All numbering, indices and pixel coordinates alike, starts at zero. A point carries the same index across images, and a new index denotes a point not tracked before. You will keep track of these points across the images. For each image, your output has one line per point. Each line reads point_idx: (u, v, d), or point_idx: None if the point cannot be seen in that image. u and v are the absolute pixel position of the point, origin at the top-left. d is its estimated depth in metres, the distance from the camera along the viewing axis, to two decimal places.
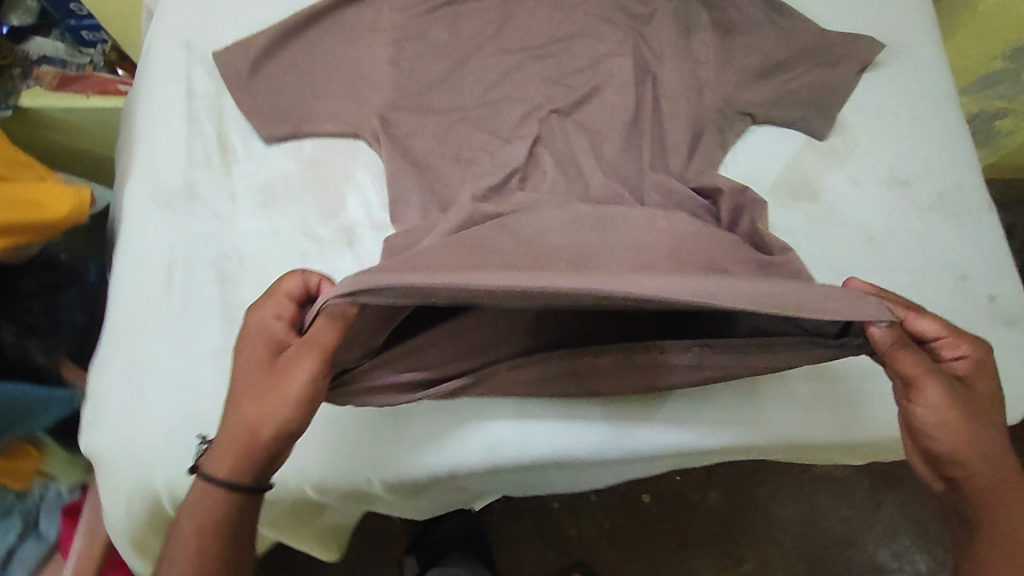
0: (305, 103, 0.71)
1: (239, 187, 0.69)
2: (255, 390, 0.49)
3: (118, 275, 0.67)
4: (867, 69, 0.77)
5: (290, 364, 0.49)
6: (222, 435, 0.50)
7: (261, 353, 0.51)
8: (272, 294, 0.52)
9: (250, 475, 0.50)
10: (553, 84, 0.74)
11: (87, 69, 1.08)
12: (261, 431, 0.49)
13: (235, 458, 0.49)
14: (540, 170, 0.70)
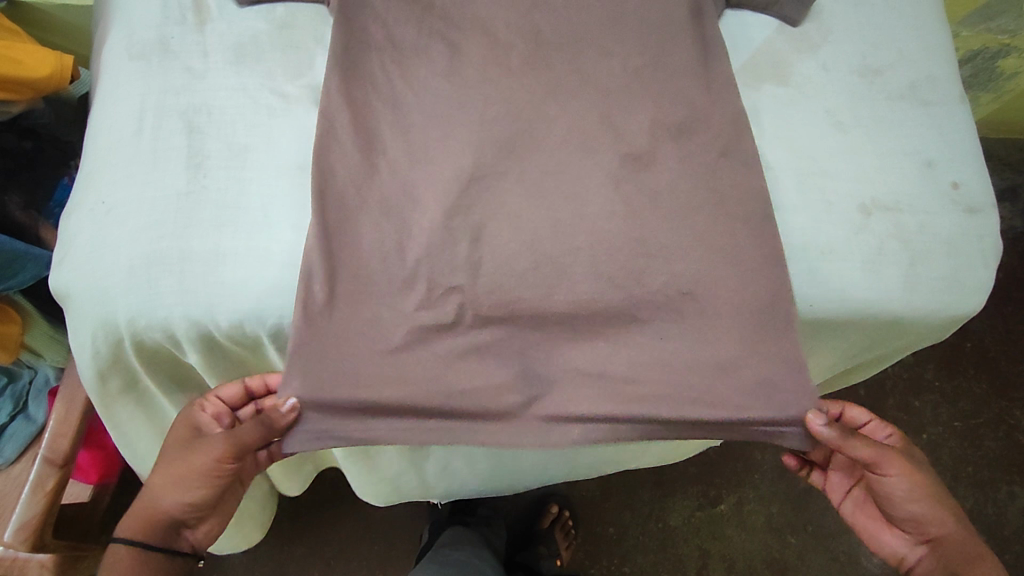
0: None
1: (210, 44, 0.71)
2: (171, 463, 0.64)
3: (93, 123, 0.69)
4: None
5: (195, 466, 0.63)
6: (141, 504, 0.65)
7: (175, 451, 0.64)
8: (198, 405, 0.65)
9: (156, 532, 0.65)
10: None
11: None
12: (172, 492, 0.64)
13: (151, 511, 0.65)
14: (503, 42, 0.71)
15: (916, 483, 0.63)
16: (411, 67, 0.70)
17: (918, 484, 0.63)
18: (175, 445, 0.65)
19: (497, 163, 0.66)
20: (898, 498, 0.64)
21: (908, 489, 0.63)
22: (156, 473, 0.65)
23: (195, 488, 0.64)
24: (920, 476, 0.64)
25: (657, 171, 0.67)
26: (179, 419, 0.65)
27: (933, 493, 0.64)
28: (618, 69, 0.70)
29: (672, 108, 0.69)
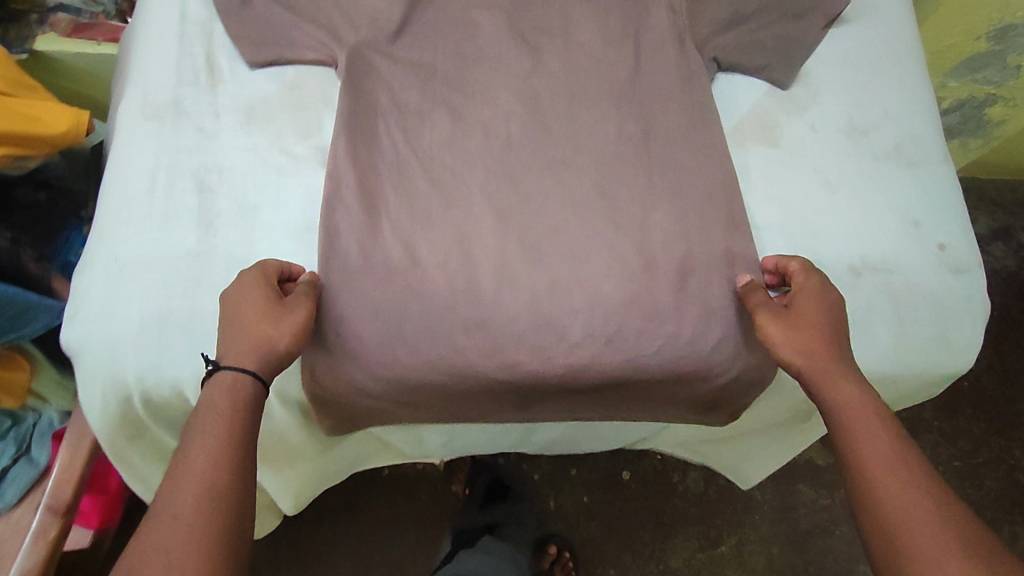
0: (288, 31, 0.76)
1: (222, 104, 0.73)
2: (256, 305, 0.59)
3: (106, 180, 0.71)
4: (833, 24, 0.79)
5: (289, 326, 0.60)
6: (233, 352, 0.58)
7: (260, 305, 0.60)
8: (264, 278, 0.62)
9: (247, 395, 0.56)
10: (522, 32, 0.78)
11: (97, 16, 1.20)
12: (275, 338, 0.59)
13: (255, 356, 0.58)
14: (504, 106, 0.74)
15: (794, 343, 0.60)
16: (416, 132, 0.73)
17: (798, 346, 0.60)
18: (260, 302, 0.60)
19: (495, 227, 0.69)
20: (777, 345, 0.61)
21: (780, 339, 0.61)
22: (242, 324, 0.59)
23: (291, 328, 0.60)
24: (802, 339, 0.60)
25: (649, 233, 0.70)
26: (253, 275, 0.62)
27: (811, 343, 0.60)
28: (615, 130, 0.73)
29: (664, 172, 0.72)
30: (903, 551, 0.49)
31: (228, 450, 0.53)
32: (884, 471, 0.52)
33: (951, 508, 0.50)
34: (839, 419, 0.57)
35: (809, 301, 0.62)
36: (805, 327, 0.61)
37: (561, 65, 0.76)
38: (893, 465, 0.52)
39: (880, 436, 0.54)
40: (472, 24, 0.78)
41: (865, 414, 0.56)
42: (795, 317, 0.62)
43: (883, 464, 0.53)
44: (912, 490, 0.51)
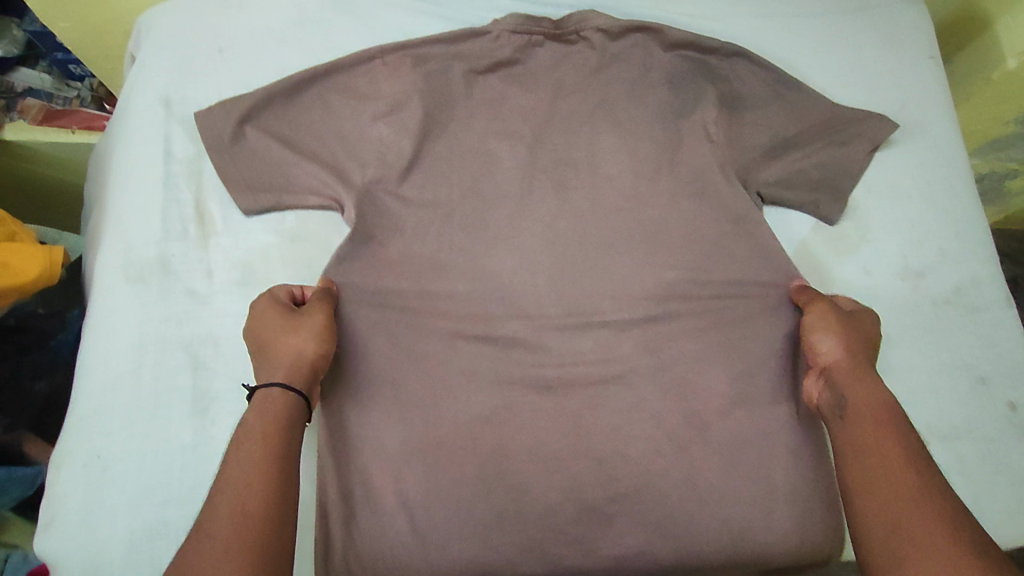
0: (287, 171, 0.69)
1: (216, 262, 0.66)
2: (277, 323, 0.58)
3: (86, 352, 0.63)
4: (879, 148, 0.73)
5: (309, 330, 0.58)
6: (266, 373, 0.56)
7: (280, 319, 0.59)
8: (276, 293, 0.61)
9: (290, 408, 0.54)
10: (543, 166, 0.71)
11: (71, 101, 1.11)
12: (304, 348, 0.57)
13: (288, 368, 0.56)
14: (526, 253, 0.68)
15: (845, 342, 0.59)
16: (435, 288, 0.67)
17: (841, 341, 0.59)
18: (280, 318, 0.59)
19: (528, 399, 0.64)
20: (812, 333, 0.61)
21: (833, 340, 0.59)
22: (269, 344, 0.57)
23: (312, 333, 0.58)
24: (854, 337, 0.59)
25: (697, 398, 0.64)
26: (267, 300, 0.60)
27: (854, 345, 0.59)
28: (653, 280, 0.68)
29: (708, 327, 0.66)
30: (903, 532, 0.44)
31: (271, 456, 0.49)
32: (879, 461, 0.49)
33: (949, 497, 0.46)
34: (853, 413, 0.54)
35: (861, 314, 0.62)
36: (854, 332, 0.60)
37: (589, 203, 0.70)
38: (888, 452, 0.49)
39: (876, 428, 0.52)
40: (490, 155, 0.71)
41: (875, 411, 0.53)
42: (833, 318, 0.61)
43: (881, 450, 0.50)
44: (904, 474, 0.47)
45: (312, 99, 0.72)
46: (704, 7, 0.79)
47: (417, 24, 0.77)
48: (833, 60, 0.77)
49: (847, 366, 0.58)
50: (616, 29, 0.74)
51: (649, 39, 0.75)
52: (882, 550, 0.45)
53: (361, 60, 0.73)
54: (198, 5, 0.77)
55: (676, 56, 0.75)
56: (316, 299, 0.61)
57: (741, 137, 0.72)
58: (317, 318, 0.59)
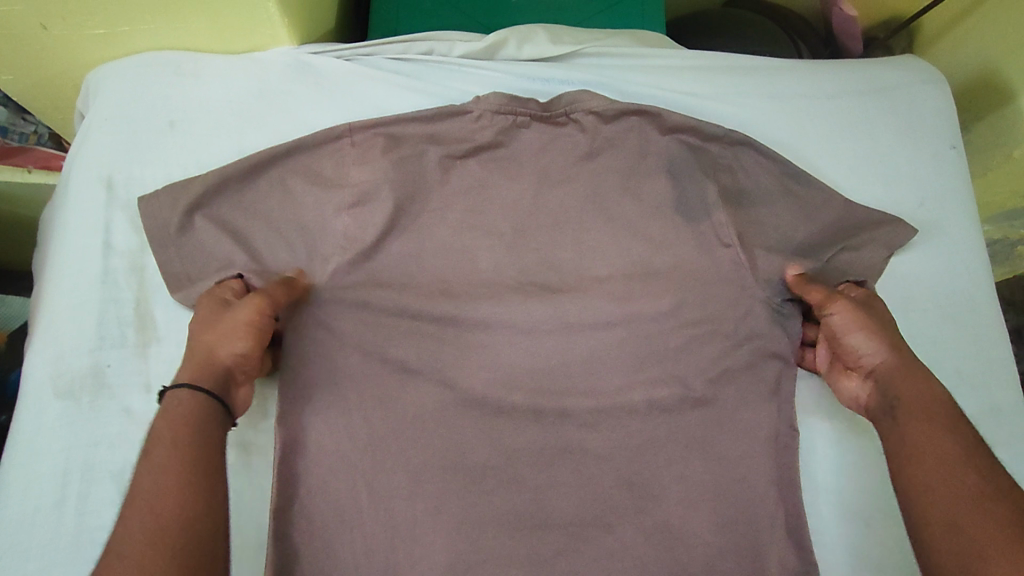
0: (238, 269, 0.62)
1: (156, 375, 0.59)
2: (201, 321, 0.55)
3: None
4: (896, 253, 0.67)
5: (226, 328, 0.54)
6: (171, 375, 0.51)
7: (205, 319, 0.55)
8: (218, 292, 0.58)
9: (207, 407, 0.49)
10: (525, 265, 0.65)
11: (28, 138, 0.97)
12: (221, 348, 0.53)
13: (198, 365, 0.51)
14: (504, 367, 0.62)
15: (875, 337, 0.56)
16: (399, 406, 0.59)
17: (870, 335, 0.57)
18: (203, 315, 0.55)
19: (498, 541, 0.57)
20: (840, 332, 0.58)
21: (864, 336, 0.56)
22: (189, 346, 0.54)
23: (230, 328, 0.54)
24: (881, 331, 0.57)
25: (686, 543, 0.58)
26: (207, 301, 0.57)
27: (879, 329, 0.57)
28: (641, 398, 0.61)
29: (699, 456, 0.60)
30: (951, 531, 0.43)
31: (184, 463, 0.44)
32: (933, 454, 0.47)
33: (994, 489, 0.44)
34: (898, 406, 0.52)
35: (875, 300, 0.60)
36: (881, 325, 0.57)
37: (575, 310, 0.64)
38: (945, 445, 0.48)
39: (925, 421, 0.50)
40: (467, 253, 0.65)
41: (926, 407, 0.51)
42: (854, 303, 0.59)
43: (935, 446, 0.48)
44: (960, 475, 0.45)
45: (270, 182, 0.65)
46: (708, 84, 0.72)
47: (394, 98, 0.70)
48: (847, 148, 0.71)
49: (891, 362, 0.55)
50: (609, 113, 0.67)
51: (647, 123, 0.68)
52: (941, 557, 0.43)
53: (327, 138, 0.65)
54: (150, 69, 0.70)
55: (677, 141, 0.68)
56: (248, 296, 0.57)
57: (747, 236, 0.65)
58: (246, 314, 0.54)
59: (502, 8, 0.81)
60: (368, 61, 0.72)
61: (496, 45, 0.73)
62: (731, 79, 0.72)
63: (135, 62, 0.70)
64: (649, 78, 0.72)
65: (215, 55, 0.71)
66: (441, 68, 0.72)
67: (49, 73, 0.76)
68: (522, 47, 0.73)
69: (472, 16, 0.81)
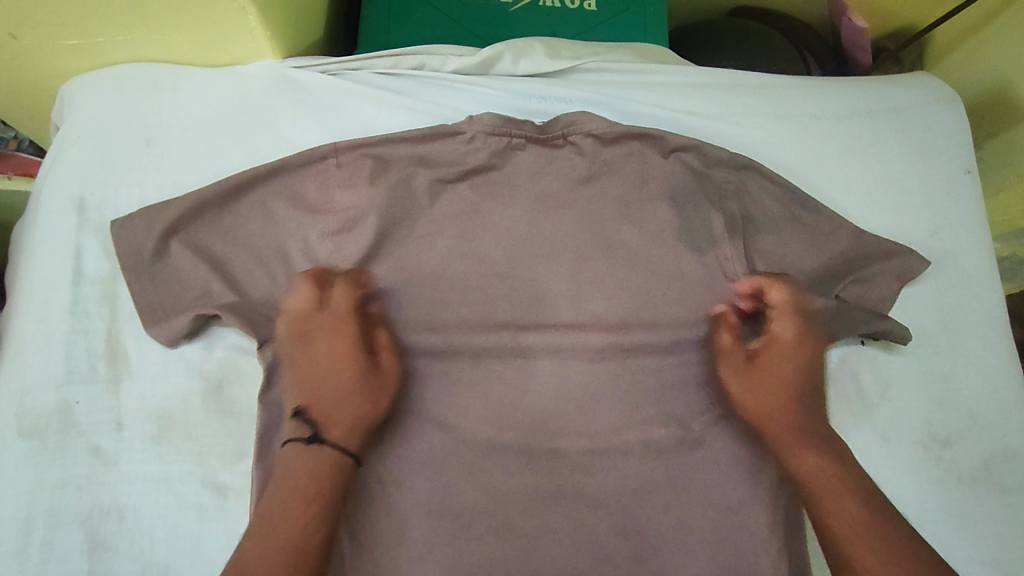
0: (215, 298, 0.58)
1: (126, 411, 0.55)
2: (343, 363, 0.56)
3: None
4: (906, 286, 0.64)
5: (378, 389, 0.57)
6: (330, 420, 0.53)
7: (346, 345, 0.58)
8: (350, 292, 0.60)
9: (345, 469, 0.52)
10: (518, 296, 0.62)
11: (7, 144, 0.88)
12: (380, 404, 0.57)
13: (350, 426, 0.54)
14: (495, 403, 0.59)
15: (758, 396, 0.59)
16: (385, 446, 0.56)
17: (759, 394, 0.59)
18: (336, 332, 0.57)
19: None
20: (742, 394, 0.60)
21: (746, 398, 0.59)
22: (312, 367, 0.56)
23: (387, 392, 0.57)
24: (762, 387, 0.59)
25: None
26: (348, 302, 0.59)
27: (780, 388, 0.59)
28: (638, 438, 0.58)
29: (700, 501, 0.57)
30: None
31: (317, 520, 0.47)
32: (838, 516, 0.51)
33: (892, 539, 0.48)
34: (796, 481, 0.56)
35: (780, 352, 0.60)
36: (757, 377, 0.60)
37: (569, 343, 0.61)
38: (843, 509, 0.51)
39: (821, 483, 0.53)
40: (456, 283, 0.62)
41: (815, 469, 0.54)
42: (763, 358, 0.60)
43: (837, 510, 0.51)
44: (881, 553, 0.48)
45: (250, 206, 0.62)
46: (713, 102, 0.69)
47: (383, 115, 0.67)
48: (857, 172, 0.67)
49: (772, 418, 0.58)
50: (608, 137, 0.65)
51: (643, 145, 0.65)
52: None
53: (313, 159, 0.62)
54: (127, 82, 0.66)
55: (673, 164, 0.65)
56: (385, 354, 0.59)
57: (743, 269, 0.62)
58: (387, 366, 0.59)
59: (496, 16, 0.77)
60: (355, 76, 0.68)
61: (491, 60, 0.69)
62: (737, 99, 0.69)
63: (110, 74, 0.66)
64: (651, 97, 0.69)
65: (196, 68, 0.67)
66: (432, 84, 0.68)
67: (21, 85, 0.72)
68: (518, 62, 0.70)
69: (464, 26, 0.77)
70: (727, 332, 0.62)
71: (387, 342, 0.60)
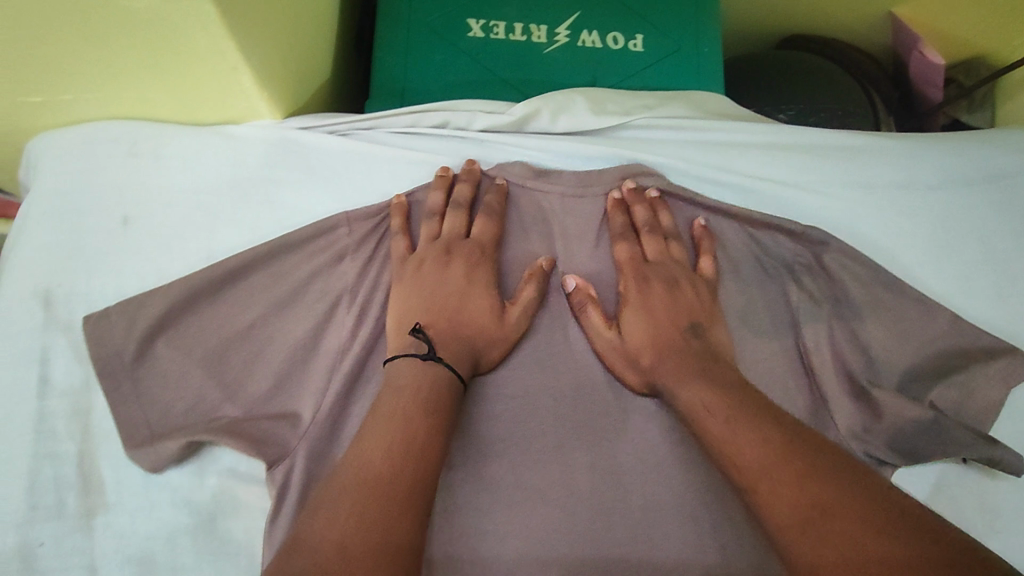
0: (209, 410, 0.50)
1: (102, 555, 0.47)
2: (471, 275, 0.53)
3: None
4: (1010, 392, 0.55)
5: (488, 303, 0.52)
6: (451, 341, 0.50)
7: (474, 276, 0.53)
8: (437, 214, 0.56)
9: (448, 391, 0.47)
10: (563, 399, 0.53)
11: None
12: (505, 335, 0.52)
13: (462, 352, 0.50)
14: (537, 533, 0.49)
15: (646, 333, 0.51)
16: None
17: (643, 330, 0.52)
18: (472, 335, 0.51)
19: None
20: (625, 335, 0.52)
21: (637, 331, 0.51)
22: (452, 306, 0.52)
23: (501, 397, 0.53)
24: (659, 323, 0.52)
25: None
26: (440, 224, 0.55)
27: (662, 336, 0.51)
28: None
29: None
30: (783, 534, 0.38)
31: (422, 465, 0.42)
32: (753, 453, 0.42)
33: (818, 478, 0.40)
34: (690, 419, 0.47)
35: (657, 298, 0.52)
36: (662, 317, 0.52)
37: (624, 454, 0.53)
38: (760, 442, 0.42)
39: (719, 426, 0.45)
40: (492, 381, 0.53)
41: (727, 408, 0.45)
42: (657, 296, 0.53)
43: (746, 443, 0.43)
44: (797, 497, 0.39)
45: (249, 294, 0.53)
46: (784, 165, 0.60)
47: (403, 180, 0.58)
48: (951, 252, 0.58)
49: (671, 364, 0.50)
50: (651, 194, 0.57)
51: (674, 200, 0.58)
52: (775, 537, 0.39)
53: (319, 233, 0.54)
54: (101, 145, 0.57)
55: (730, 241, 0.57)
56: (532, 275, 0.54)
57: (815, 362, 0.54)
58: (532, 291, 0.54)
59: (529, 60, 0.68)
60: (368, 136, 0.59)
61: (525, 117, 0.60)
62: (811, 161, 0.60)
63: (84, 133, 0.58)
64: (713, 157, 0.60)
65: (180, 127, 0.58)
66: (458, 144, 0.59)
67: None
68: (557, 118, 0.60)
69: (493, 70, 0.68)
70: (627, 248, 0.54)
71: (542, 267, 0.54)
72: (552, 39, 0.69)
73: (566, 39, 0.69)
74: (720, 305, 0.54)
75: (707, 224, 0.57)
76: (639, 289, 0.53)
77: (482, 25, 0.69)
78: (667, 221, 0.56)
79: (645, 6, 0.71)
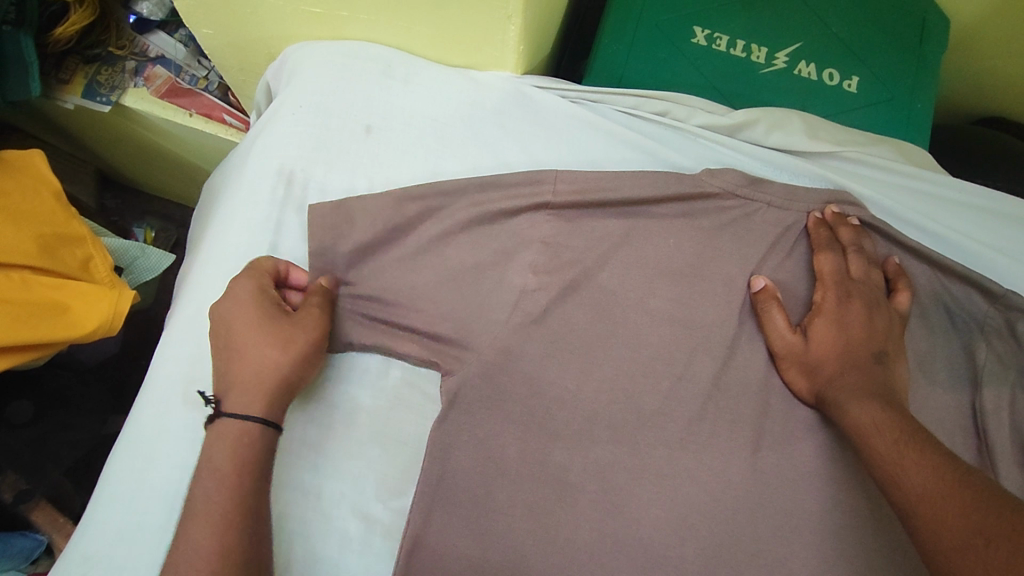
0: (405, 310, 0.53)
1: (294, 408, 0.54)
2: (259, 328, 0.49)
3: (123, 497, 0.52)
4: None
5: (275, 337, 0.49)
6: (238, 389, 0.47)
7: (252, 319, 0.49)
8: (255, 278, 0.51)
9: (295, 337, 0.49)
10: (722, 393, 0.54)
11: (199, 82, 0.92)
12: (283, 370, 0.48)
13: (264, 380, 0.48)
14: (679, 504, 0.51)
15: (831, 341, 0.53)
16: (555, 519, 0.51)
17: (830, 339, 0.53)
18: (653, 314, 0.55)
19: None
20: (811, 338, 0.54)
21: (823, 338, 0.53)
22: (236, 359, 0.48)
23: (669, 376, 0.54)
24: (848, 337, 0.53)
25: None
26: (247, 283, 0.50)
27: (849, 353, 0.53)
28: None
29: None
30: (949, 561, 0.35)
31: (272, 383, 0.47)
32: (922, 478, 0.40)
33: (987, 505, 0.36)
34: (856, 438, 0.47)
35: (848, 315, 0.54)
36: (849, 332, 0.53)
37: (774, 458, 0.53)
38: (929, 469, 0.40)
39: (885, 451, 0.44)
40: (662, 357, 0.54)
41: (901, 430, 0.45)
42: (853, 317, 0.54)
43: (916, 470, 0.41)
44: (961, 524, 0.36)
45: (450, 216, 0.55)
46: (980, 229, 0.61)
47: (617, 152, 0.61)
48: None
49: (847, 376, 0.51)
50: (857, 225, 0.58)
51: (875, 234, 0.59)
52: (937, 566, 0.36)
53: (528, 179, 0.56)
54: (359, 61, 0.64)
55: (919, 285, 0.58)
56: (767, 297, 0.55)
57: (987, 422, 0.54)
58: (770, 314, 0.55)
59: (747, 76, 0.71)
60: (592, 108, 0.63)
61: (742, 124, 0.62)
62: (1004, 231, 0.61)
63: (346, 48, 0.64)
64: (911, 203, 0.62)
65: (430, 63, 0.64)
66: (672, 134, 0.63)
67: (249, 37, 0.70)
68: (770, 133, 0.63)
69: (707, 78, 0.71)
70: (832, 260, 0.56)
71: (772, 292, 0.55)
72: (770, 62, 0.71)
73: (783, 64, 0.71)
74: (904, 341, 0.55)
75: (900, 265, 0.58)
76: (837, 302, 0.54)
77: (706, 34, 0.72)
78: (870, 250, 0.57)
79: (868, 50, 0.72)
